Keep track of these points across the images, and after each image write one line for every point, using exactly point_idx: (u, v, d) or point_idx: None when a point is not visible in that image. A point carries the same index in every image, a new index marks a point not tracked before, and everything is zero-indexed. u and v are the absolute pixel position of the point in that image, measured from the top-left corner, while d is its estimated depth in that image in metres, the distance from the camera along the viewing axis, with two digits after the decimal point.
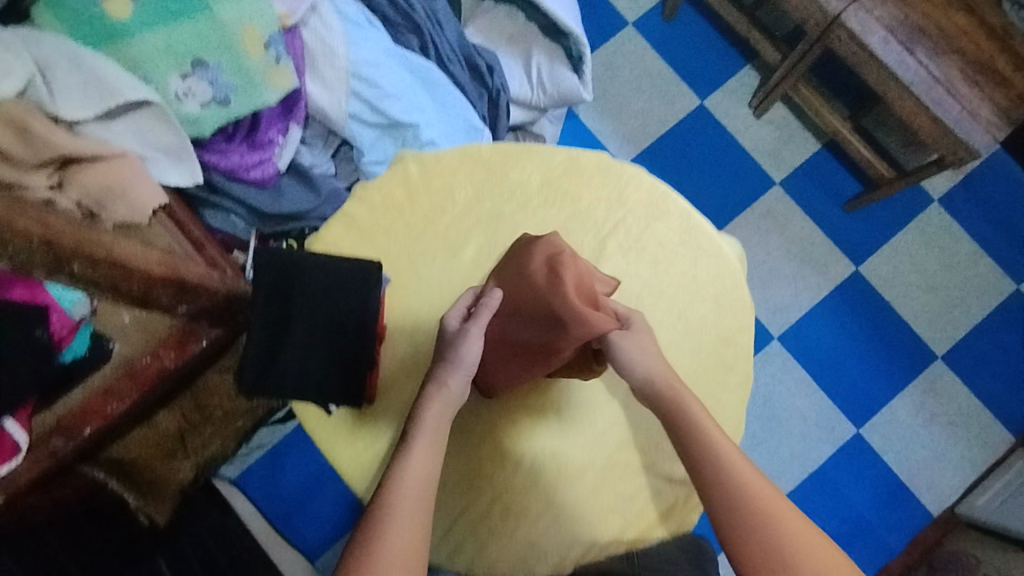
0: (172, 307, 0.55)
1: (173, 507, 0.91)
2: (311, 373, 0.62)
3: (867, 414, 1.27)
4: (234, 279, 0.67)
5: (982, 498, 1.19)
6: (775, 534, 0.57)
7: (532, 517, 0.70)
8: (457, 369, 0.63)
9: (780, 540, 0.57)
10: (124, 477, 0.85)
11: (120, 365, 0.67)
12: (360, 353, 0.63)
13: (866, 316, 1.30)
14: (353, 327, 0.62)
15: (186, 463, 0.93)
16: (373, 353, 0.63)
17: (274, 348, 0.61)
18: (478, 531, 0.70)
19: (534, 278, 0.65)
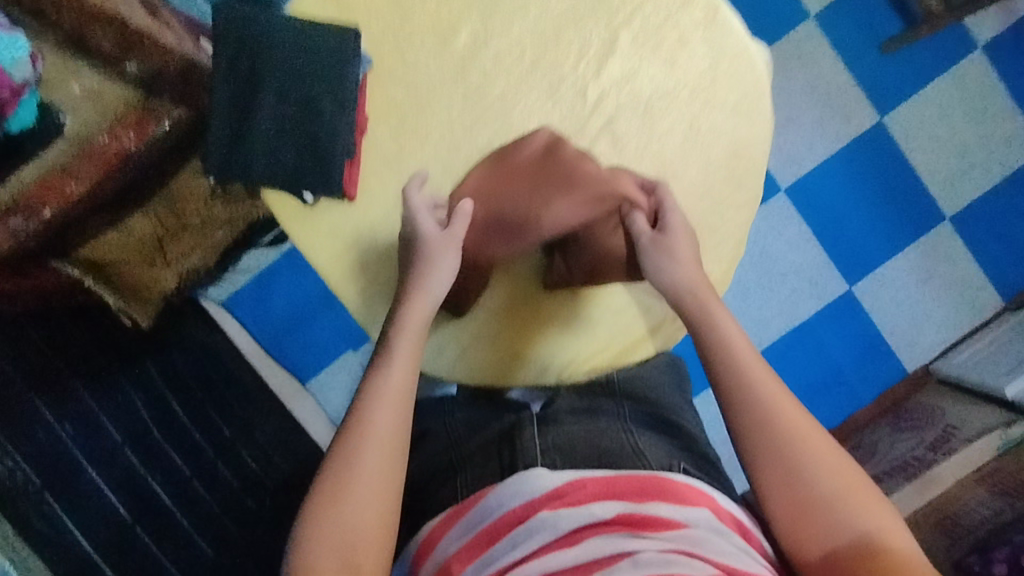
0: (116, 58, 0.60)
1: (154, 309, 0.91)
2: (279, 156, 0.65)
3: (863, 271, 1.26)
4: (200, 53, 0.67)
5: (959, 356, 1.21)
6: (805, 466, 0.54)
7: (527, 343, 0.74)
8: (437, 269, 0.63)
9: (810, 476, 0.54)
10: (104, 280, 0.83)
11: (75, 142, 0.64)
12: (336, 139, 0.65)
13: (880, 172, 1.25)
14: (328, 108, 0.65)
15: (168, 273, 0.89)
16: (350, 140, 0.66)
17: (238, 130, 0.64)
18: (476, 357, 0.74)
19: (528, 161, 0.70)
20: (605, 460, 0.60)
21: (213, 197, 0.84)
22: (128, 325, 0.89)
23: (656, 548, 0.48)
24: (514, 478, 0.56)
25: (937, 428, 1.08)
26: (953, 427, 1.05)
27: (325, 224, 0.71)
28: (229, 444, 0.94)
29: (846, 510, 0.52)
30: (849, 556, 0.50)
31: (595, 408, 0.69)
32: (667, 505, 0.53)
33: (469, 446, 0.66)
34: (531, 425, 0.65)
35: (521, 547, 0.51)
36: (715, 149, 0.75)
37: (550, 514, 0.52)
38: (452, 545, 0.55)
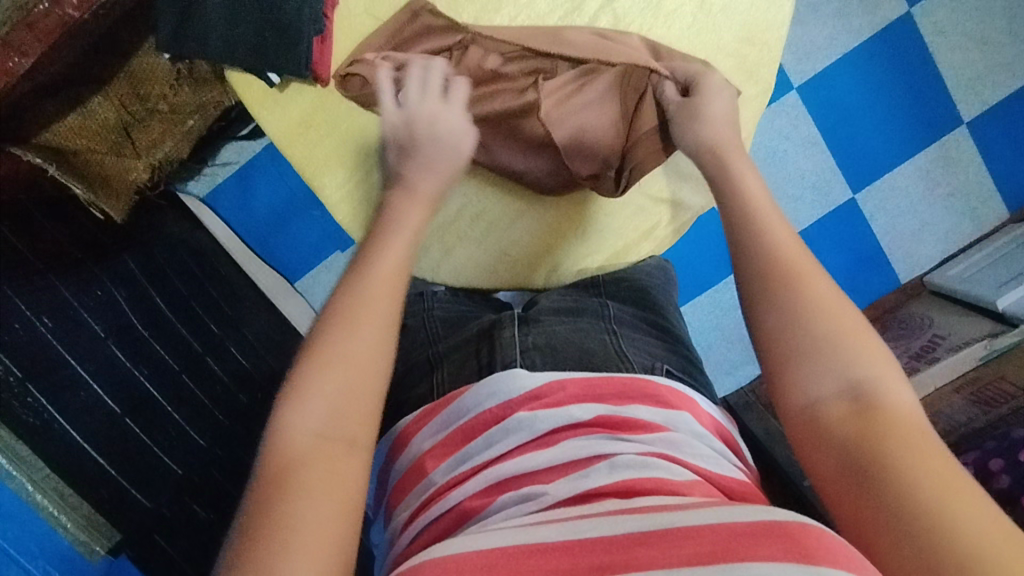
0: None
1: (128, 207, 0.86)
2: (237, 30, 0.61)
3: (868, 178, 1.21)
4: None
5: (956, 269, 1.18)
6: (807, 311, 0.47)
7: (513, 248, 0.74)
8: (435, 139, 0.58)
9: (812, 321, 0.47)
10: (67, 166, 0.76)
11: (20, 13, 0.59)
12: (300, 12, 0.61)
13: (901, 69, 1.17)
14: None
15: (140, 162, 0.84)
16: (317, 14, 0.61)
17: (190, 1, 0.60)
18: (462, 261, 0.74)
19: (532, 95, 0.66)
20: (588, 364, 0.60)
21: (178, 78, 0.79)
22: (98, 218, 0.83)
23: (634, 450, 0.49)
24: (492, 377, 0.56)
25: (923, 336, 1.11)
26: (940, 336, 1.08)
27: (294, 111, 0.66)
28: (217, 341, 0.90)
29: (847, 355, 0.45)
30: (838, 410, 0.44)
31: (580, 307, 0.67)
32: (647, 408, 0.54)
33: (446, 343, 0.65)
34: (512, 324, 0.64)
35: (498, 446, 0.52)
36: (726, 36, 0.69)
37: (529, 416, 0.52)
38: (427, 440, 0.56)
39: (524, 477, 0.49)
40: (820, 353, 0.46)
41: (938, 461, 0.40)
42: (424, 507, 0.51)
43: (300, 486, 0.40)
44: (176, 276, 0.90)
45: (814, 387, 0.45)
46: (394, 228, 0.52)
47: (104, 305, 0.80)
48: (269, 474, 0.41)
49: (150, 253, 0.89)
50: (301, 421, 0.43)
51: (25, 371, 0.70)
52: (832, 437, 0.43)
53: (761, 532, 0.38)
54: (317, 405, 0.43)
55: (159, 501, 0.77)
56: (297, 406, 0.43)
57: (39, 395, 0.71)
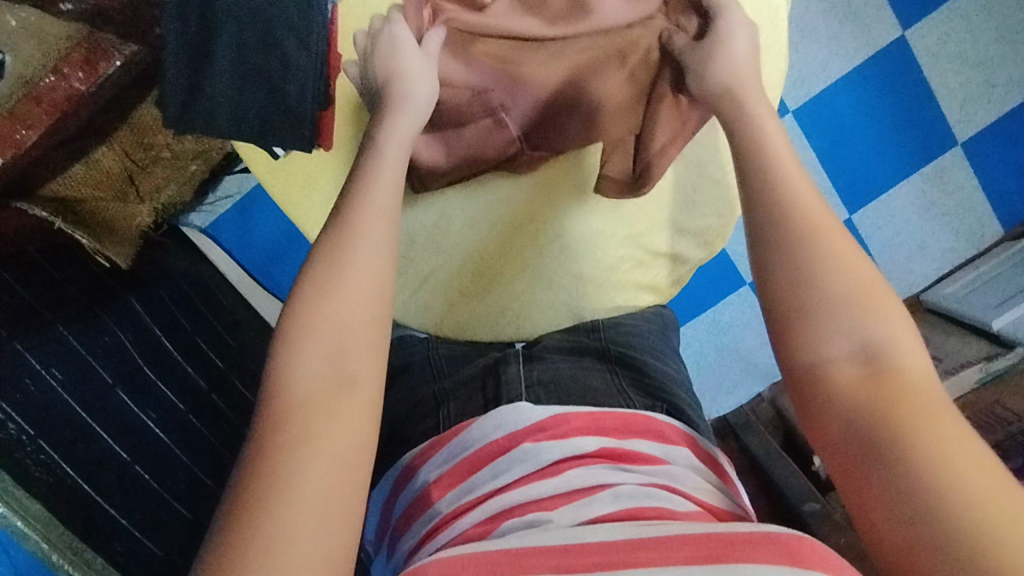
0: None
1: (133, 250, 0.85)
2: (242, 109, 0.61)
3: (864, 199, 1.22)
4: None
5: (952, 288, 1.20)
6: (816, 266, 0.49)
7: (516, 301, 0.75)
8: (416, 92, 0.62)
9: (822, 282, 0.48)
10: (73, 217, 0.76)
11: (24, 87, 0.60)
12: (304, 92, 0.61)
13: (897, 92, 1.18)
14: (293, 52, 0.60)
15: (143, 207, 0.86)
16: (321, 90, 0.61)
17: (197, 78, 0.59)
18: (464, 313, 0.75)
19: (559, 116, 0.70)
20: (590, 397, 0.62)
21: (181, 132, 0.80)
22: (104, 266, 0.84)
23: (637, 480, 0.52)
24: (498, 411, 0.59)
25: None
26: (936, 357, 1.10)
27: (299, 176, 0.69)
28: (223, 376, 0.93)
29: (864, 321, 0.46)
30: (848, 370, 0.45)
31: (582, 347, 0.70)
32: (648, 443, 0.57)
33: (451, 381, 0.67)
34: (516, 361, 0.67)
35: (503, 476, 0.54)
36: None
37: (534, 447, 0.55)
38: (433, 472, 0.57)
39: (529, 505, 0.50)
40: (829, 312, 0.47)
41: (950, 429, 0.41)
42: (431, 534, 0.53)
43: (301, 427, 0.42)
44: (181, 314, 0.92)
45: (827, 347, 0.46)
46: (381, 173, 0.56)
47: (112, 350, 0.80)
48: (274, 413, 0.43)
49: (154, 295, 0.90)
50: (302, 365, 0.45)
51: (37, 429, 0.67)
52: (838, 397, 0.45)
53: (755, 539, 0.42)
54: (321, 348, 0.46)
55: (173, 547, 0.76)
56: (300, 347, 0.46)
57: (52, 450, 0.68)
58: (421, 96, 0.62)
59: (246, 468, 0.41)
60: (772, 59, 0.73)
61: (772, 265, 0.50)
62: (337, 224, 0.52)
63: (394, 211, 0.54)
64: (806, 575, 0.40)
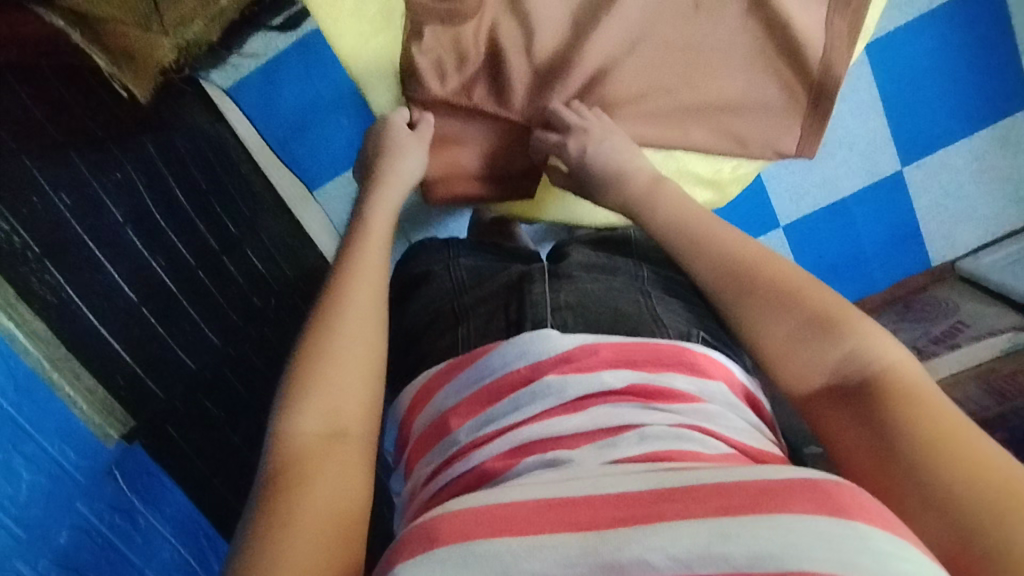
0: None
1: (155, 89, 0.80)
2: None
3: (920, 152, 1.15)
4: None
5: (991, 258, 1.16)
6: (859, 353, 0.53)
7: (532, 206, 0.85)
8: (413, 152, 0.74)
9: (865, 370, 0.52)
10: (91, 35, 0.73)
11: None
12: None
13: (977, 36, 1.10)
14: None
15: (166, 41, 0.79)
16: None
17: None
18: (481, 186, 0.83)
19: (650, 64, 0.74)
20: (619, 322, 0.63)
21: None
22: (120, 95, 0.77)
23: (666, 420, 0.52)
24: (522, 337, 0.58)
25: (947, 321, 1.11)
26: (964, 323, 1.08)
27: (348, 7, 0.74)
28: (234, 241, 0.88)
29: (839, 341, 0.54)
30: (911, 464, 0.46)
31: (612, 266, 0.72)
32: (682, 377, 0.56)
33: (472, 296, 0.71)
34: (542, 279, 0.68)
35: (525, 410, 0.54)
36: None
37: (558, 380, 0.55)
38: (450, 399, 0.59)
39: (550, 443, 0.51)
40: (807, 345, 0.55)
41: (932, 410, 0.48)
42: (448, 463, 0.55)
43: (306, 479, 0.49)
44: (199, 174, 0.86)
45: (814, 379, 0.55)
46: (367, 253, 0.65)
47: (122, 188, 0.76)
48: (275, 469, 0.50)
49: (168, 140, 0.83)
50: (303, 423, 0.52)
51: (43, 248, 0.66)
52: (908, 487, 0.46)
53: (795, 486, 0.40)
54: (315, 409, 0.53)
55: (173, 392, 0.80)
56: (295, 411, 0.53)
57: (58, 275, 0.68)
58: (411, 170, 0.73)
59: (256, 528, 0.46)
60: None
61: (756, 313, 0.59)
62: (326, 302, 0.60)
63: (380, 288, 0.63)
64: (846, 524, 0.38)
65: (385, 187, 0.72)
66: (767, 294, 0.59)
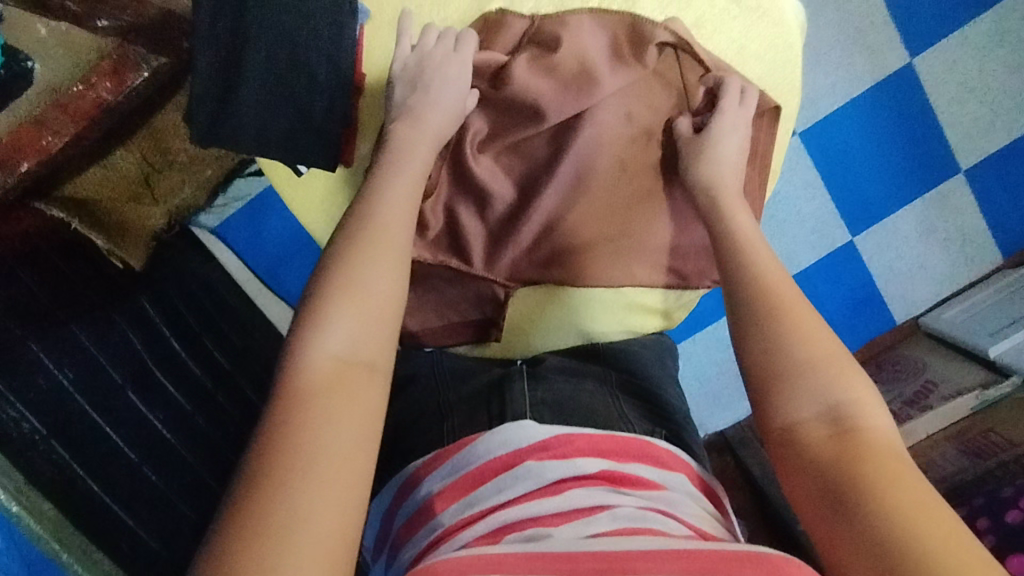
0: None
1: (147, 254, 0.88)
2: (270, 122, 0.60)
3: (867, 222, 1.23)
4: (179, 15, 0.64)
5: (950, 313, 1.22)
6: (838, 398, 0.51)
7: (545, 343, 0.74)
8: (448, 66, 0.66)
9: (846, 423, 0.50)
10: (90, 218, 0.80)
11: (45, 91, 0.63)
12: (331, 110, 0.61)
13: (904, 116, 1.20)
14: (322, 78, 0.60)
15: (157, 209, 0.88)
16: (346, 109, 0.62)
17: (226, 94, 0.59)
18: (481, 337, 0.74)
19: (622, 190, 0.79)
20: (592, 418, 0.62)
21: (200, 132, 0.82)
22: (116, 267, 0.84)
23: (634, 503, 0.52)
24: (502, 426, 0.58)
25: (917, 381, 1.16)
26: (933, 383, 1.13)
27: (317, 195, 0.73)
28: (227, 375, 0.92)
29: (824, 381, 0.52)
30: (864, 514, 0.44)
31: (584, 370, 0.69)
32: (647, 468, 0.57)
33: (456, 395, 0.66)
34: (520, 379, 0.66)
35: (508, 492, 0.53)
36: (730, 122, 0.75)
37: (537, 465, 0.54)
38: (437, 483, 0.56)
39: (528, 522, 0.50)
40: (803, 377, 0.52)
41: (901, 474, 0.46)
42: (431, 547, 0.52)
43: (320, 407, 0.45)
44: (188, 312, 0.91)
45: (797, 411, 0.52)
46: (402, 168, 0.61)
47: (121, 349, 0.80)
48: (295, 392, 0.46)
49: (164, 293, 0.89)
50: (324, 344, 0.48)
51: (49, 428, 0.69)
52: (855, 543, 0.44)
53: (743, 558, 0.43)
54: (343, 333, 0.49)
55: (181, 547, 0.78)
56: (322, 331, 0.49)
57: (63, 450, 0.69)
58: (445, 106, 0.65)
59: (255, 465, 0.42)
60: (780, 91, 0.78)
61: (755, 323, 0.57)
62: (358, 208, 0.57)
63: (409, 211, 0.59)
64: None
65: (412, 131, 0.63)
66: (763, 312, 0.57)
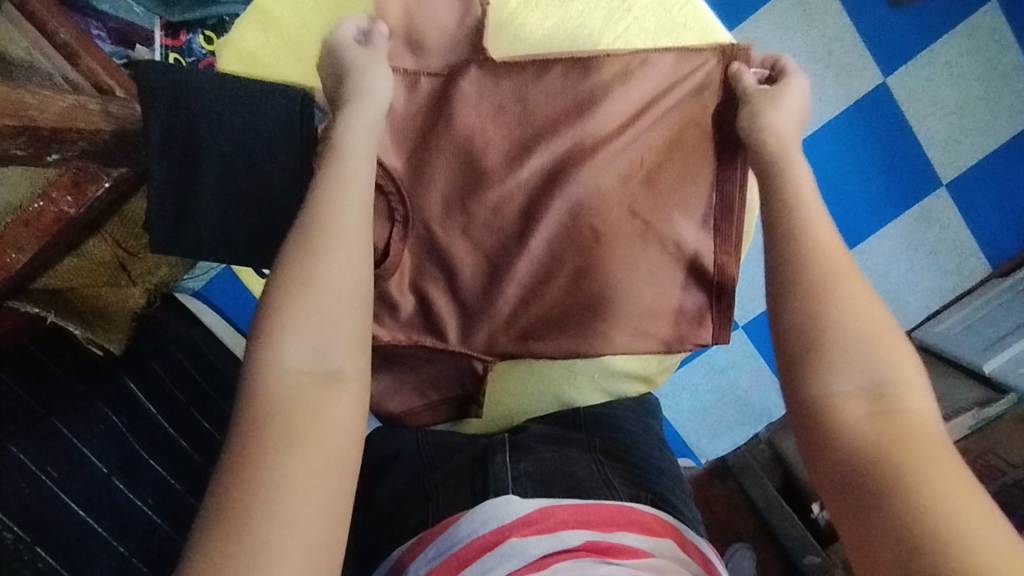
0: (38, 154, 0.52)
1: (127, 336, 0.88)
2: (230, 222, 0.61)
3: (851, 242, 1.23)
4: (122, 107, 0.61)
5: (941, 326, 1.21)
6: (886, 372, 0.43)
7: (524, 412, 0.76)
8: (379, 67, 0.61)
9: (895, 406, 0.41)
10: (65, 309, 0.78)
11: (14, 211, 0.63)
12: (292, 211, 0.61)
13: (881, 136, 1.20)
14: (276, 181, 0.60)
15: (135, 289, 0.89)
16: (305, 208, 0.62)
17: (186, 195, 0.60)
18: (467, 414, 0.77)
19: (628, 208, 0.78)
20: (576, 487, 0.60)
21: None
22: (96, 354, 0.84)
23: (622, 573, 0.48)
24: (485, 504, 0.56)
25: None
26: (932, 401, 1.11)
27: None
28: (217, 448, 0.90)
29: (872, 355, 0.43)
30: (912, 514, 0.35)
31: (567, 437, 0.69)
32: (633, 535, 0.54)
33: (441, 472, 0.66)
34: (503, 451, 0.66)
35: (493, 572, 0.50)
36: None
37: (521, 541, 0.52)
38: (423, 569, 0.54)
39: None
40: (845, 351, 0.44)
41: (943, 466, 0.38)
42: None
43: (285, 429, 0.40)
44: (177, 389, 0.90)
45: (831, 384, 0.43)
46: (352, 148, 0.54)
47: (107, 439, 0.79)
48: (255, 417, 0.41)
49: (147, 367, 0.88)
50: (286, 358, 0.43)
51: (32, 534, 0.67)
52: (885, 548, 0.36)
53: None
54: (305, 340, 0.44)
55: None
56: (282, 339, 0.43)
57: (49, 557, 0.68)
58: (380, 85, 0.60)
59: (220, 496, 0.37)
60: None
61: (785, 287, 0.48)
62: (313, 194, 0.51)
63: (368, 193, 0.52)
64: None
65: (360, 111, 0.58)
66: (799, 279, 0.48)
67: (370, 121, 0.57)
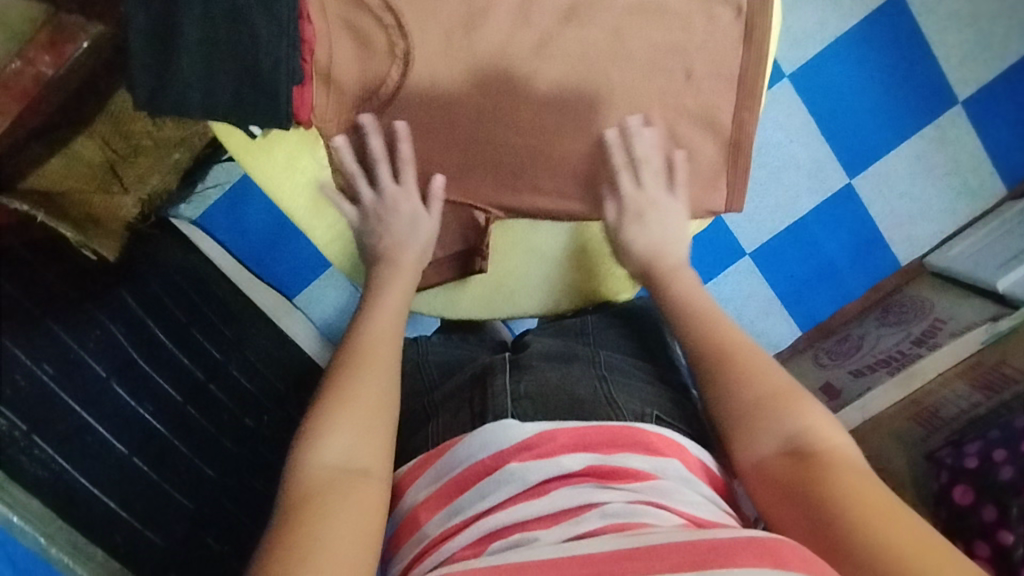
0: None
1: (120, 244, 0.85)
2: (216, 89, 0.61)
3: (864, 163, 1.19)
4: None
5: (954, 250, 1.18)
6: (800, 422, 0.56)
7: (524, 289, 0.79)
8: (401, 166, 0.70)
9: (819, 443, 0.54)
10: (55, 209, 0.77)
11: None
12: (278, 66, 0.61)
13: (895, 50, 1.15)
14: (264, 39, 0.60)
15: (128, 198, 0.85)
16: (294, 65, 0.62)
17: (167, 60, 0.60)
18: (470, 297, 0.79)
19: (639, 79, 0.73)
20: (578, 408, 0.61)
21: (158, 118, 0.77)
22: (90, 258, 0.83)
23: (623, 497, 0.50)
24: (486, 426, 0.56)
25: (925, 320, 1.12)
26: (942, 320, 1.09)
27: (282, 172, 0.73)
28: (218, 366, 0.88)
29: (780, 416, 0.56)
30: (843, 529, 0.48)
31: (571, 353, 0.69)
32: (637, 456, 0.54)
33: (440, 392, 0.68)
34: (504, 370, 0.66)
35: (492, 497, 0.52)
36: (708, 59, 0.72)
37: (520, 467, 0.52)
38: (422, 491, 0.56)
39: (515, 527, 0.49)
40: (762, 416, 0.57)
41: (863, 484, 0.51)
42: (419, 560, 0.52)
43: (320, 508, 0.50)
44: (173, 306, 0.87)
45: (759, 447, 0.56)
46: (387, 307, 0.67)
47: (104, 345, 0.82)
48: (296, 502, 0.50)
49: (144, 284, 0.86)
50: (324, 455, 0.53)
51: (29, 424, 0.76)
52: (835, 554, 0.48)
53: (739, 543, 0.43)
54: (340, 441, 0.54)
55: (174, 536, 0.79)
56: (322, 441, 0.54)
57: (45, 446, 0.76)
58: (407, 210, 0.71)
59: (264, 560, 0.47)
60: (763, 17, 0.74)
61: (711, 374, 0.61)
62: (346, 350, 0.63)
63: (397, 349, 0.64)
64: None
65: (392, 269, 0.70)
66: (723, 371, 0.60)
67: (405, 280, 0.70)
